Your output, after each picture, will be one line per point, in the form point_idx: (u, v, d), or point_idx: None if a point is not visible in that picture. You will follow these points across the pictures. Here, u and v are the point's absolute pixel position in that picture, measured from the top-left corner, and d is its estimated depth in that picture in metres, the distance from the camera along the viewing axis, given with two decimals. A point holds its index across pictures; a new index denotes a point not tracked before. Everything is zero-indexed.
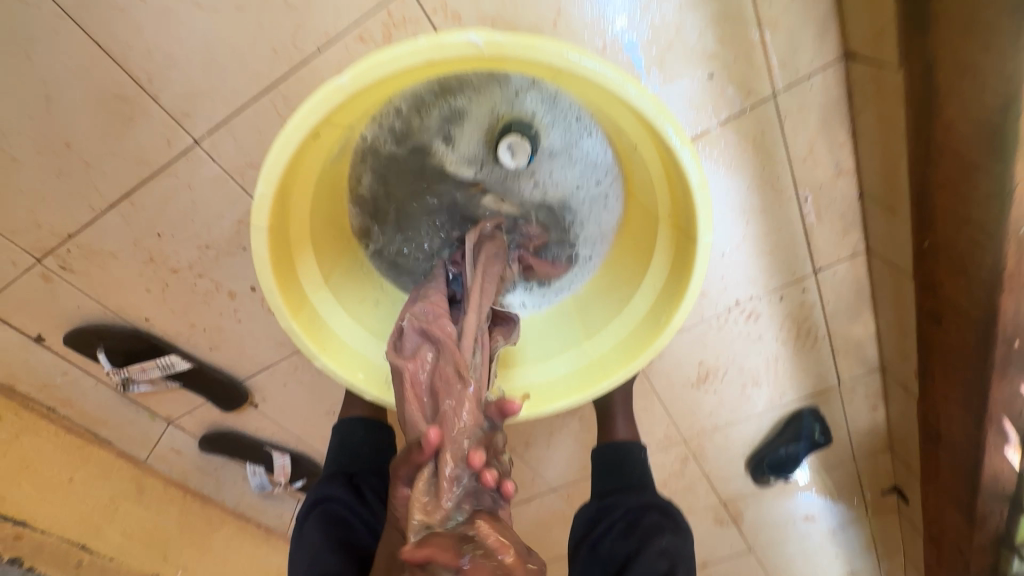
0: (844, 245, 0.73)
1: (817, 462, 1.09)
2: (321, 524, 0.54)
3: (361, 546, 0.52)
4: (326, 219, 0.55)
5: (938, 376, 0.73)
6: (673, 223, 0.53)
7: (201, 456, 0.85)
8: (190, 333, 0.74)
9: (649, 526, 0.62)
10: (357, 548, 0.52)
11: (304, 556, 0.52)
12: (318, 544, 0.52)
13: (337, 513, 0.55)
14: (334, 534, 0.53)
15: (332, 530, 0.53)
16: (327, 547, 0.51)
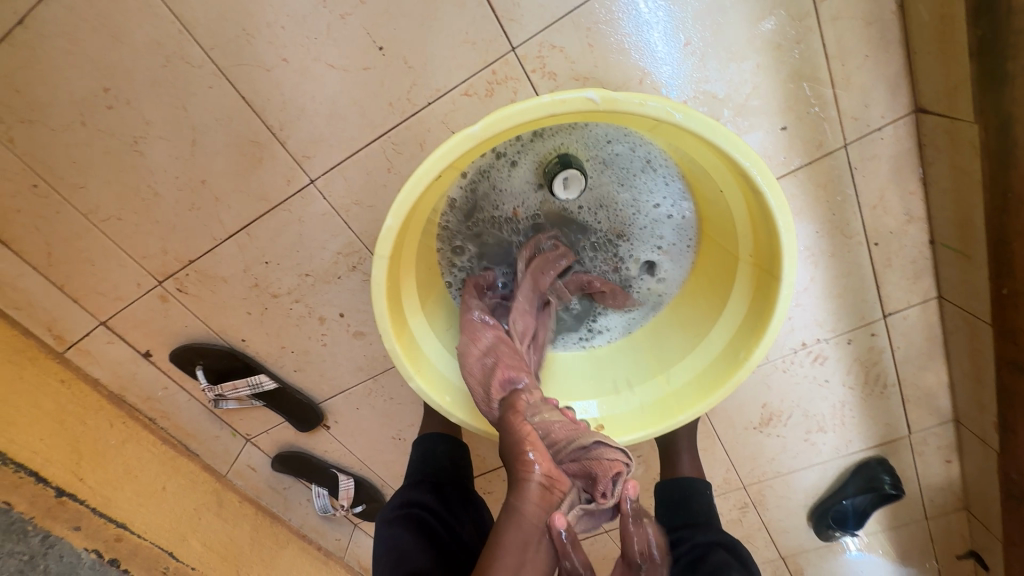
0: (915, 291, 0.74)
1: (884, 518, 1.04)
2: (409, 525, 0.54)
3: (450, 553, 0.52)
4: (424, 252, 0.60)
5: (1020, 430, 0.71)
6: (754, 263, 0.56)
7: (274, 474, 0.89)
8: (279, 355, 0.80)
9: (717, 563, 0.61)
10: (446, 555, 0.52)
11: (389, 556, 0.52)
12: (408, 545, 0.51)
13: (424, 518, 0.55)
14: (423, 538, 0.52)
15: (421, 532, 0.53)
16: (417, 550, 0.51)
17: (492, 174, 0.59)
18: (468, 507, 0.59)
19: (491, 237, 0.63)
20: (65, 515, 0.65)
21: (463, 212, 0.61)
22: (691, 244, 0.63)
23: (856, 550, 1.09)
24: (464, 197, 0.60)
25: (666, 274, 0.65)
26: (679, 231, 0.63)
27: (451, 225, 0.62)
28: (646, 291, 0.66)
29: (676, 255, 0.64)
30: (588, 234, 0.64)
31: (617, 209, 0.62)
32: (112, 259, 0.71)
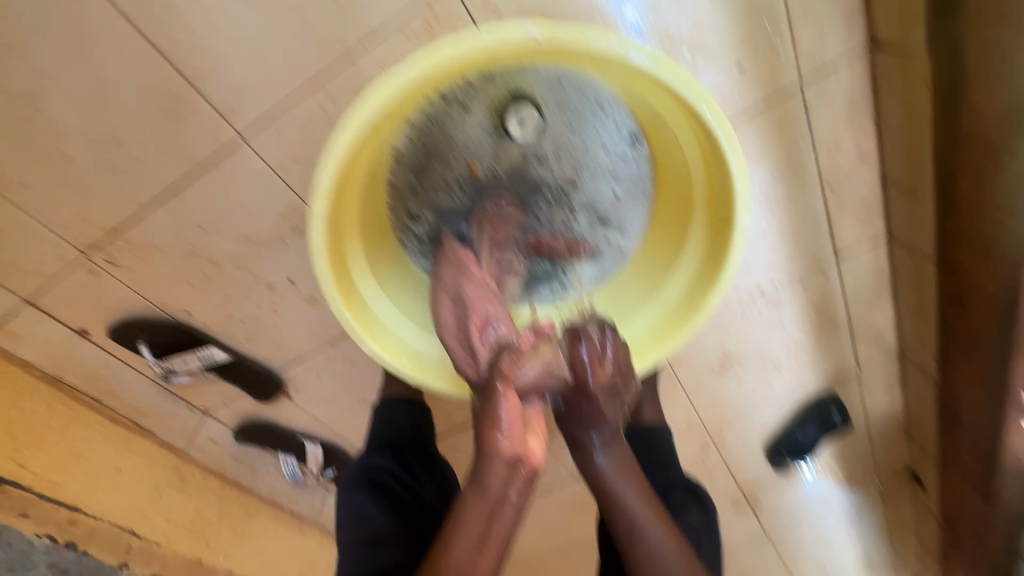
0: (866, 230, 0.75)
1: (834, 448, 1.11)
2: (368, 488, 0.56)
3: (410, 511, 0.55)
4: (370, 211, 0.57)
5: (957, 359, 0.75)
6: (710, 210, 0.55)
7: (237, 446, 0.87)
8: (228, 325, 0.77)
9: (676, 502, 0.65)
10: (407, 514, 0.54)
11: (348, 517, 0.54)
12: (368, 507, 0.53)
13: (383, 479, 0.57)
14: (383, 500, 0.54)
15: (380, 493, 0.55)
16: (376, 509, 0.53)
17: (438, 124, 0.54)
18: (427, 466, 0.61)
19: (443, 194, 0.59)
20: (7, 503, 0.64)
21: (410, 166, 0.57)
22: (650, 192, 0.61)
23: (813, 478, 1.16)
24: (410, 151, 0.56)
25: (627, 224, 0.63)
26: (638, 179, 0.60)
27: (399, 182, 0.57)
28: (608, 244, 0.63)
29: (636, 205, 0.62)
30: (546, 184, 0.60)
31: (574, 155, 0.59)
32: (26, 230, 0.65)
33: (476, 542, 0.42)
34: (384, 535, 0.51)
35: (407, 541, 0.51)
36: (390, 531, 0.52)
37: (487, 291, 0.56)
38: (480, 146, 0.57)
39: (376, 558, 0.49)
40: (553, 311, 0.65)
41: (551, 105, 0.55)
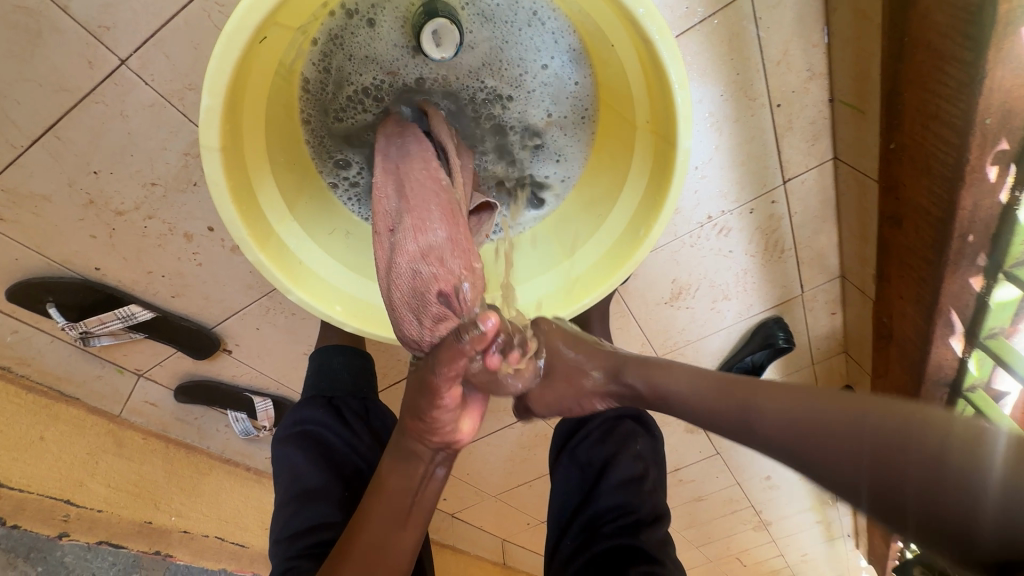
0: (812, 154, 0.74)
1: (779, 368, 1.17)
2: (302, 444, 0.57)
3: (343, 465, 0.56)
4: (284, 144, 0.51)
5: (894, 279, 0.78)
6: (652, 130, 0.51)
7: (179, 406, 0.83)
8: (148, 281, 0.70)
9: (625, 432, 0.67)
10: (340, 468, 0.56)
11: (285, 475, 0.56)
12: (301, 465, 0.55)
13: (318, 434, 0.57)
14: (315, 457, 0.56)
15: (314, 451, 0.56)
16: (312, 467, 0.55)
17: (347, 43, 0.51)
18: (366, 416, 0.61)
19: (369, 129, 0.55)
20: None
21: (325, 96, 0.53)
22: (588, 115, 0.57)
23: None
24: (322, 78, 0.52)
25: (568, 151, 0.59)
26: (576, 99, 0.57)
27: (317, 114, 0.53)
28: (550, 175, 0.61)
29: (576, 130, 0.58)
30: (477, 108, 0.57)
31: (502, 72, 0.55)
32: None
33: (397, 518, 0.47)
34: (314, 492, 0.54)
35: (338, 495, 0.54)
36: (321, 486, 0.54)
37: (466, 264, 0.47)
38: (398, 68, 0.53)
39: (307, 514, 0.52)
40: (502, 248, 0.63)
41: (464, 14, 0.52)
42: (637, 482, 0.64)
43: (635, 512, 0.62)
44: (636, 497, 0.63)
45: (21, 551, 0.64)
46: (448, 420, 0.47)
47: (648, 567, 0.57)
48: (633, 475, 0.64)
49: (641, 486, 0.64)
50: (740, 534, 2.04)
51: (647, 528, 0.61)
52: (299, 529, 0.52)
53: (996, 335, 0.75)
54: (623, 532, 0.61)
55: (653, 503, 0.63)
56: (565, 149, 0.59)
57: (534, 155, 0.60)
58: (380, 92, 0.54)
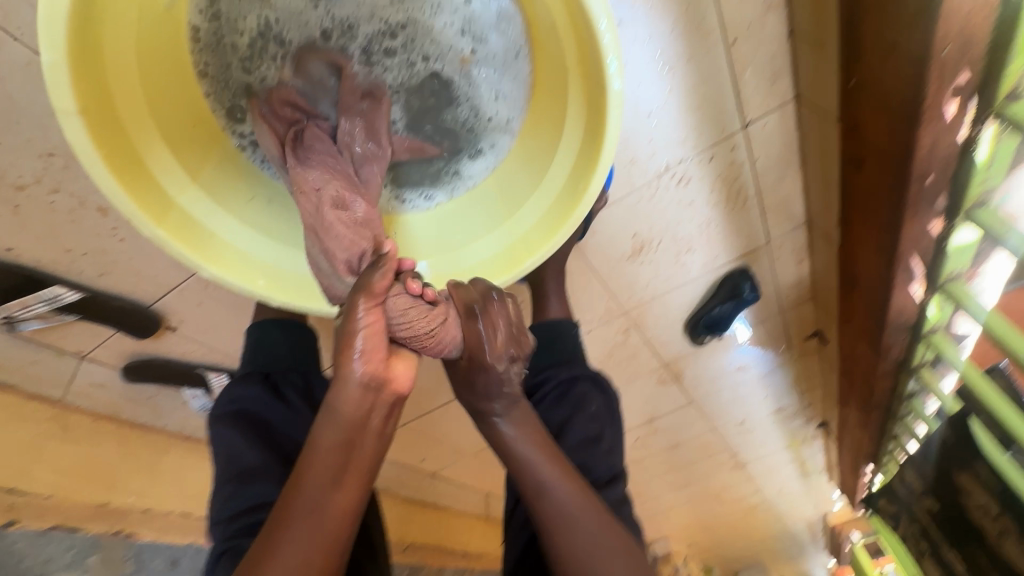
0: (773, 94, 0.69)
1: (748, 317, 1.17)
2: (237, 423, 0.55)
3: (282, 444, 0.55)
4: (177, 105, 0.46)
5: (857, 224, 0.76)
6: (582, 73, 0.47)
7: (129, 386, 0.81)
8: (69, 260, 0.65)
9: (581, 393, 0.66)
10: (280, 446, 0.55)
11: (220, 454, 0.54)
12: (238, 444, 0.53)
13: (255, 412, 0.56)
14: (254, 435, 0.54)
15: (250, 431, 0.54)
16: (246, 446, 0.53)
17: None
18: (305, 387, 0.60)
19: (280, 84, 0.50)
20: None
21: (220, 47, 0.48)
22: (522, 52, 0.51)
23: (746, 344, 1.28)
24: (211, 26, 0.47)
25: (507, 94, 0.54)
26: (504, 32, 0.51)
27: (215, 70, 0.48)
28: (492, 123, 0.56)
29: (513, 68, 0.52)
30: (395, 51, 0.52)
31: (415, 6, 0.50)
32: None
33: (335, 476, 0.44)
34: (255, 471, 0.52)
35: (280, 472, 0.52)
36: (261, 464, 0.52)
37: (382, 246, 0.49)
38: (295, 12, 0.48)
39: (245, 494, 0.50)
40: (447, 212, 0.60)
41: None
42: (593, 443, 0.62)
43: (589, 473, 0.61)
44: (590, 458, 0.61)
45: None
46: (374, 350, 0.44)
47: None
48: (589, 435, 0.63)
49: (597, 447, 0.62)
50: (719, 475, 2.12)
51: (603, 489, 0.60)
52: (238, 509, 0.50)
53: (956, 279, 0.73)
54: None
55: (608, 463, 0.62)
56: (502, 92, 0.54)
57: (468, 102, 0.54)
58: (283, 40, 0.49)
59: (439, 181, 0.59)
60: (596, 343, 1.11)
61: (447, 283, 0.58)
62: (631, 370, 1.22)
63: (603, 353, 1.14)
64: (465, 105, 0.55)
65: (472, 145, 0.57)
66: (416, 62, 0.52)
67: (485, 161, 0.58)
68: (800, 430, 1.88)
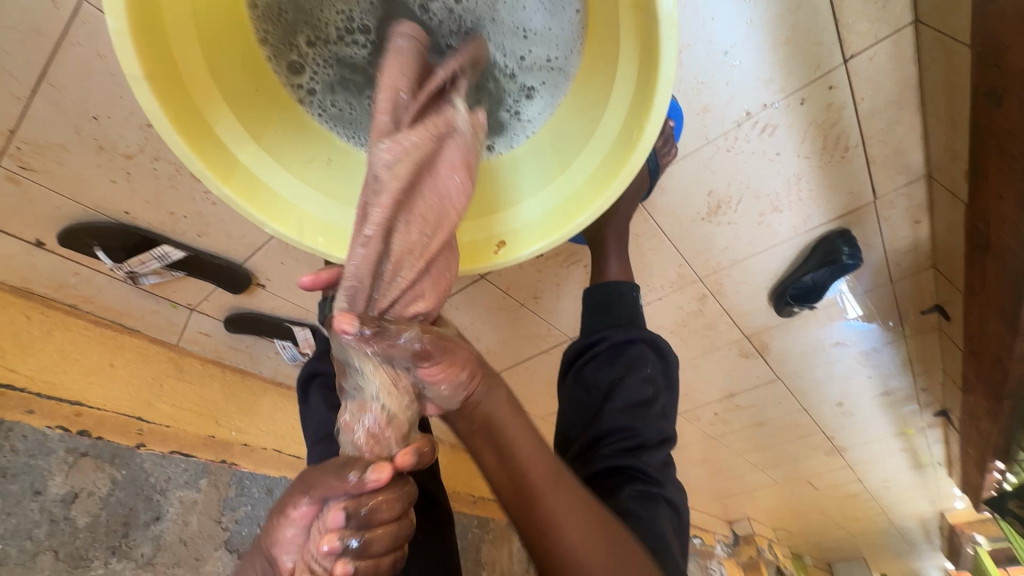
0: (884, 19, 0.58)
1: (847, 288, 1.04)
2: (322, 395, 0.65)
3: None
4: (239, 70, 0.49)
5: (993, 174, 0.63)
6: (633, 4, 0.43)
7: (230, 336, 0.91)
8: (174, 222, 0.73)
9: (635, 354, 0.63)
10: None
11: (314, 417, 0.64)
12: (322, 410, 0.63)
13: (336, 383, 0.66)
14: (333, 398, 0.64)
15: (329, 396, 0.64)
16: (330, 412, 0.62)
17: None
18: None
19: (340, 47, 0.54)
20: (11, 402, 0.69)
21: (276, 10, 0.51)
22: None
23: (854, 318, 1.15)
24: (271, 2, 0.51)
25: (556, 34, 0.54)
26: None
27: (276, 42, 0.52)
28: (544, 66, 0.55)
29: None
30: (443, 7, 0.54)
31: None
32: None
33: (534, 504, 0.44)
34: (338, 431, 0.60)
35: None
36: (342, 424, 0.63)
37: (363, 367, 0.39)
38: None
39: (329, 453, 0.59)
40: (503, 168, 0.59)
41: None
42: (643, 406, 0.60)
43: (637, 435, 0.58)
44: (639, 421, 0.59)
45: (106, 456, 0.75)
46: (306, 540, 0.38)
47: (645, 487, 0.55)
48: (639, 398, 0.60)
49: (646, 410, 0.60)
50: (810, 459, 1.96)
51: (650, 451, 0.58)
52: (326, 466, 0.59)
53: None
54: (624, 454, 0.58)
55: (658, 428, 0.59)
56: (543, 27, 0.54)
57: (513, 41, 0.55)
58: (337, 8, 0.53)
59: (497, 133, 0.59)
60: (668, 311, 1.05)
61: (499, 241, 0.57)
62: (708, 341, 1.15)
63: (675, 322, 1.08)
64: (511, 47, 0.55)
65: (520, 89, 0.57)
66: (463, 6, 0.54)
67: (542, 108, 0.57)
68: (913, 417, 1.67)
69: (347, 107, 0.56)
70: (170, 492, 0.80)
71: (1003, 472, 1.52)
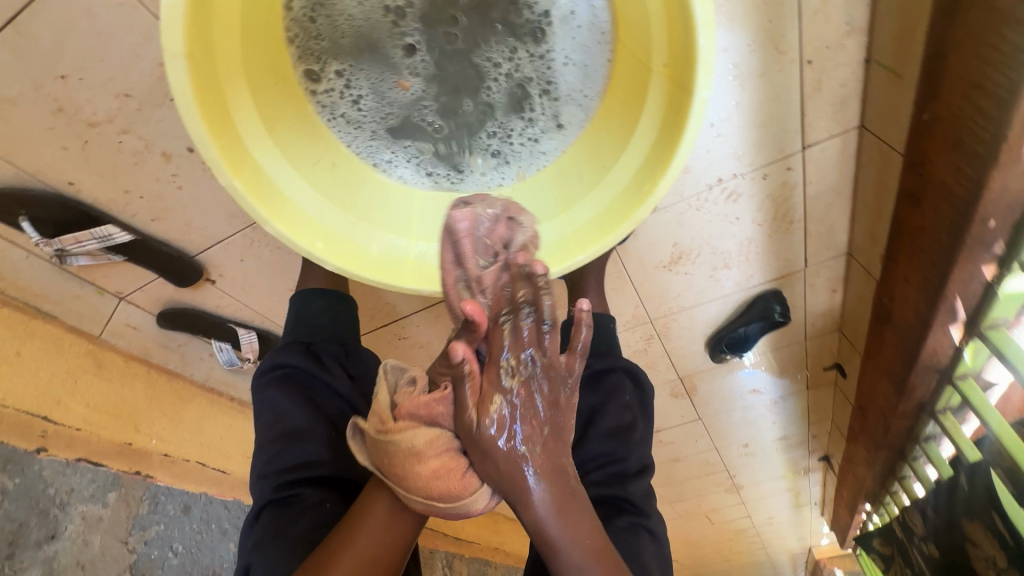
0: (838, 119, 0.69)
1: (770, 341, 1.17)
2: (283, 387, 0.63)
3: (323, 406, 0.63)
4: (263, 61, 0.50)
5: (903, 260, 0.75)
6: (669, 76, 0.48)
7: (162, 332, 0.82)
8: (125, 202, 0.66)
9: (615, 382, 0.67)
10: (321, 407, 0.63)
11: (269, 409, 0.62)
12: (284, 405, 0.62)
13: (299, 378, 0.64)
14: (297, 395, 0.63)
15: (296, 391, 0.63)
16: (293, 406, 0.62)
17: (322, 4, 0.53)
18: (343, 358, 0.67)
19: (361, 73, 0.55)
20: None
21: (314, 27, 0.53)
22: (608, 40, 0.54)
23: (752, 367, 1.27)
24: (306, 26, 0.53)
25: (585, 76, 0.55)
26: (588, 24, 0.54)
27: (302, 54, 0.53)
28: (569, 101, 0.57)
29: (584, 45, 0.55)
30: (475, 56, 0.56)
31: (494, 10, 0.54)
32: None
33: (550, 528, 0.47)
34: (300, 430, 0.60)
35: (320, 433, 0.61)
36: (310, 424, 0.61)
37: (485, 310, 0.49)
38: (377, 26, 0.54)
39: (294, 451, 0.59)
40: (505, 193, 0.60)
41: None
42: (625, 432, 0.65)
43: (622, 462, 0.63)
44: (623, 446, 0.64)
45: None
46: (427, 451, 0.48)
47: (631, 517, 0.60)
48: (622, 423, 0.65)
49: (629, 435, 0.65)
50: (712, 496, 2.10)
51: (633, 479, 0.63)
52: (285, 465, 0.58)
53: (967, 376, 0.88)
54: (612, 481, 0.62)
55: (639, 454, 0.65)
56: (577, 58, 0.55)
57: (543, 73, 0.56)
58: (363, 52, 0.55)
59: (507, 160, 0.59)
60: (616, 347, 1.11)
61: None
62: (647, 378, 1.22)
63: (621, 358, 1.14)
64: (541, 78, 0.56)
65: (551, 119, 0.58)
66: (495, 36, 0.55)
67: (556, 143, 0.58)
68: (801, 460, 1.87)
69: (358, 117, 0.57)
70: (71, 506, 0.70)
71: (868, 513, 1.74)
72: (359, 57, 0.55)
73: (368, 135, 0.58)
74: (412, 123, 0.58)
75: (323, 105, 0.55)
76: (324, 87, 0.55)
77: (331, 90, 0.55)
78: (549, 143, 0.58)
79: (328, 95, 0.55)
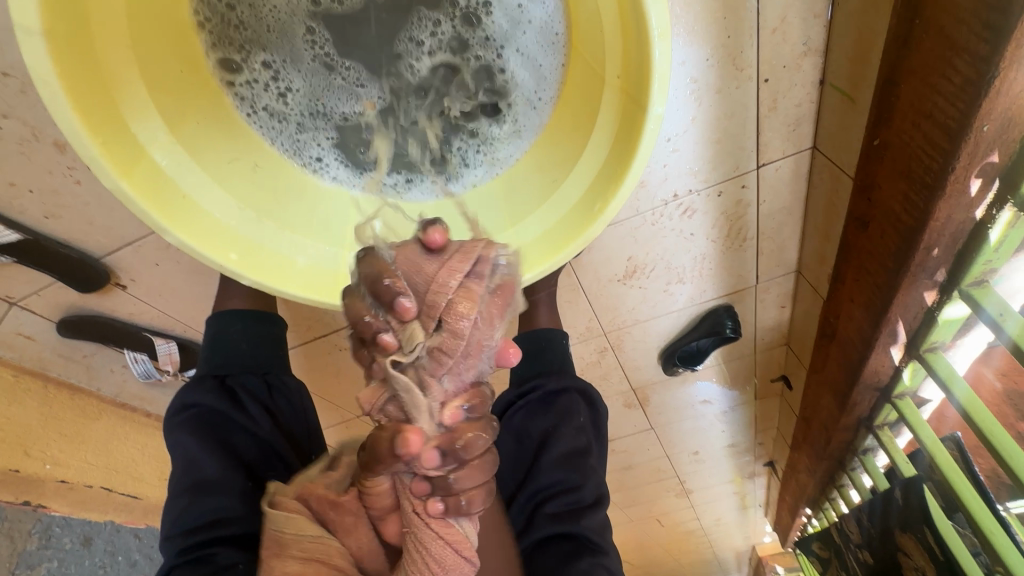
0: (792, 140, 0.69)
1: (721, 354, 1.17)
2: (193, 430, 0.56)
3: (239, 449, 0.57)
4: (161, 48, 0.44)
5: (849, 281, 0.76)
6: (622, 89, 0.45)
7: (63, 342, 0.72)
8: (12, 196, 0.57)
9: (568, 404, 0.64)
10: (238, 451, 0.57)
11: (180, 457, 0.55)
12: (195, 450, 0.55)
13: (212, 418, 0.57)
14: (210, 438, 0.56)
15: (209, 434, 0.56)
16: (205, 451, 0.55)
17: None
18: (265, 394, 0.61)
19: (288, 68, 0.51)
20: None
21: (233, 15, 0.49)
22: (561, 42, 0.49)
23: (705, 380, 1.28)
24: (223, 14, 0.48)
25: (535, 80, 0.52)
26: (538, 25, 0.49)
27: (218, 44, 0.49)
28: (520, 105, 0.53)
29: (536, 46, 0.50)
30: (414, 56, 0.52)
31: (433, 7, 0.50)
32: None
33: None
34: (211, 483, 0.54)
35: (237, 483, 0.54)
36: (223, 475, 0.54)
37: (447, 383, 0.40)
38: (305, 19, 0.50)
39: (204, 507, 0.52)
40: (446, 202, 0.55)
41: None
42: (579, 456, 0.61)
43: (577, 491, 0.58)
44: (579, 472, 0.59)
45: None
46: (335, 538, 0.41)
47: (591, 557, 0.53)
48: (575, 447, 0.61)
49: (584, 460, 0.60)
50: (662, 501, 2.13)
51: (587, 513, 0.57)
52: (193, 524, 0.52)
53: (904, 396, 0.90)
54: (566, 514, 0.57)
55: (595, 483, 0.59)
56: (528, 56, 0.51)
57: (490, 75, 0.52)
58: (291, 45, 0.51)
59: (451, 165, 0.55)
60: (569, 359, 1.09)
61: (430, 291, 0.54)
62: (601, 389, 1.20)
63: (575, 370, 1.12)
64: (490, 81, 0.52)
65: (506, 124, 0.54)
66: (433, 35, 0.51)
67: (504, 151, 0.54)
68: (747, 465, 1.92)
69: (285, 113, 0.52)
70: None
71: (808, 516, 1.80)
72: (285, 50, 0.51)
73: (296, 132, 0.53)
74: (352, 126, 0.54)
75: (245, 99, 0.51)
76: (246, 80, 0.50)
77: (254, 84, 0.51)
78: (498, 149, 0.54)
79: (251, 89, 0.51)
